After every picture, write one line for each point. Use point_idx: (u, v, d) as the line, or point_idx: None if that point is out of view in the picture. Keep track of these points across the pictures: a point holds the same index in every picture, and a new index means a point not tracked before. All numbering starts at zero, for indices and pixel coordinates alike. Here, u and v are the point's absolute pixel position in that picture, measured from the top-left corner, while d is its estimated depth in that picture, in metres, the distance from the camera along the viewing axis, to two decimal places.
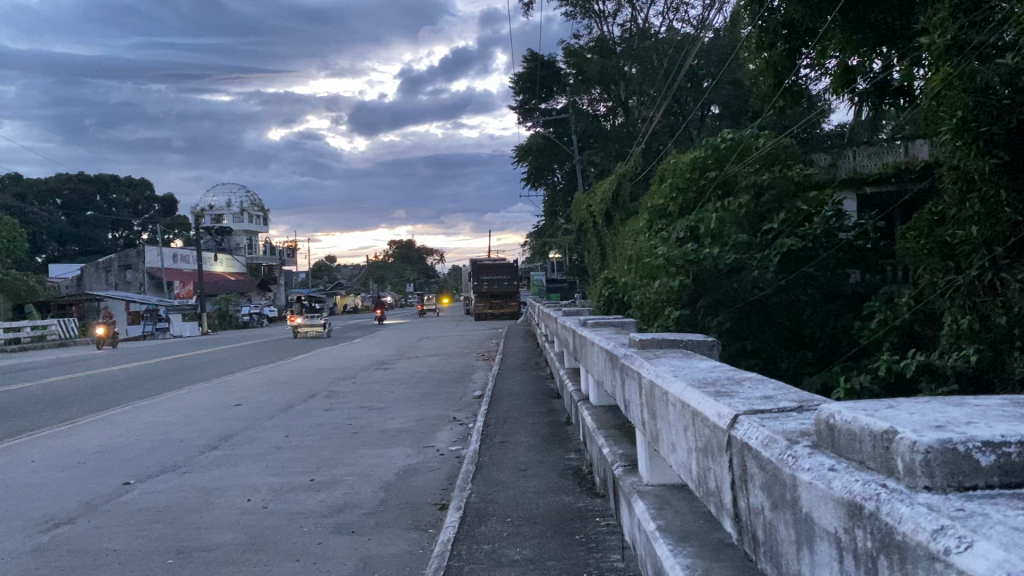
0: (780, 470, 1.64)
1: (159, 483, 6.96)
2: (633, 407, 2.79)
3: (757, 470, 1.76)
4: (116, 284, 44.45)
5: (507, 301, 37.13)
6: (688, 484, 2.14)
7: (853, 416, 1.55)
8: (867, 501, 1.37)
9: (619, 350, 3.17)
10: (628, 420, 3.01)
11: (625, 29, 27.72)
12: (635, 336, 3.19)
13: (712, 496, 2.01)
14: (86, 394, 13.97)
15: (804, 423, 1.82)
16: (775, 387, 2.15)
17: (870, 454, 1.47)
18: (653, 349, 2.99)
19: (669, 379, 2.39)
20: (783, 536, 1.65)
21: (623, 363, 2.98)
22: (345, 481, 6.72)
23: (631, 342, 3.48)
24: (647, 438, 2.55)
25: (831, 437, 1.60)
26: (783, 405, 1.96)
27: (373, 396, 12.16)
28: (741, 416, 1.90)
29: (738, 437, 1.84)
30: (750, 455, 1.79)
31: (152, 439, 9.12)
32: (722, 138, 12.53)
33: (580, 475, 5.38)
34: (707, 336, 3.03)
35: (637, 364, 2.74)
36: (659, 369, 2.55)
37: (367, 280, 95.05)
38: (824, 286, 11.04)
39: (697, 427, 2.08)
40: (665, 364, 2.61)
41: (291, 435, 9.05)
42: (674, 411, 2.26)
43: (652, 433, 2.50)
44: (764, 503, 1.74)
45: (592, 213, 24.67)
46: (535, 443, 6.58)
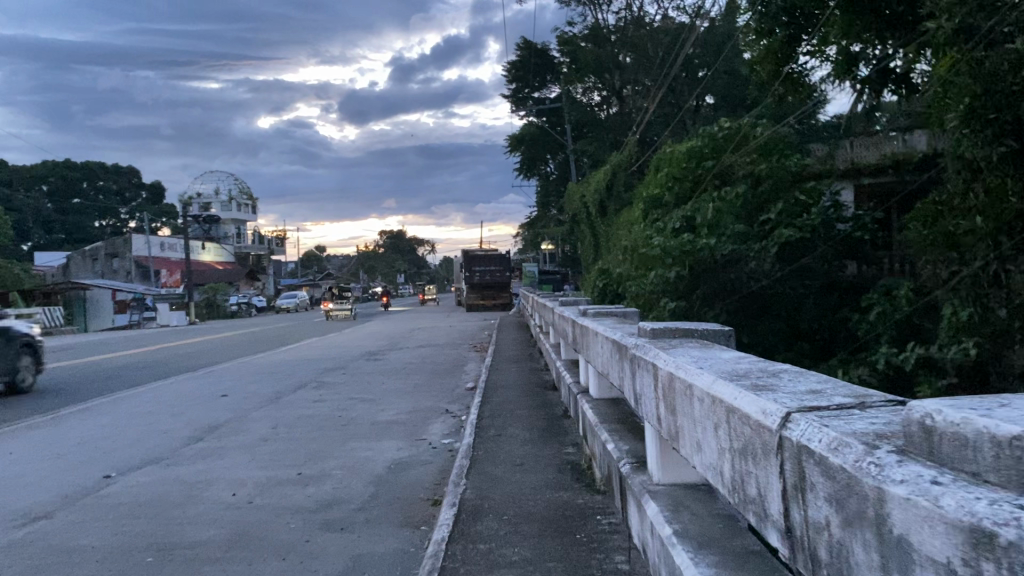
0: (857, 481, 1.44)
1: (141, 475, 6.73)
2: (648, 401, 2.57)
3: (823, 478, 1.54)
4: (104, 273, 44.06)
5: (499, 293, 36.92)
6: (721, 488, 1.95)
7: (958, 416, 1.33)
8: (1000, 527, 1.14)
9: (627, 340, 2.97)
10: (637, 413, 2.81)
11: (620, 18, 27.47)
12: (643, 325, 2.99)
13: (754, 504, 1.82)
14: (70, 384, 13.73)
15: (874, 422, 1.61)
16: (817, 381, 1.95)
17: (989, 464, 1.25)
18: (665, 338, 2.78)
19: (694, 372, 2.19)
20: (858, 557, 1.45)
21: (633, 354, 2.78)
22: (334, 475, 6.51)
23: (637, 332, 3.28)
24: (665, 435, 2.35)
25: (927, 442, 1.39)
26: (840, 402, 1.75)
27: (363, 387, 11.93)
28: (795, 415, 1.69)
29: (795, 439, 1.63)
30: (813, 461, 1.57)
31: (136, 430, 8.90)
32: (719, 127, 12.24)
33: (579, 469, 5.19)
34: (722, 324, 2.84)
35: (650, 354, 2.54)
36: (678, 360, 2.35)
37: (358, 271, 94.61)
38: (823, 278, 10.83)
39: (734, 425, 1.88)
40: (685, 354, 2.41)
41: (278, 427, 8.83)
42: (702, 406, 2.06)
43: (671, 429, 2.30)
44: (831, 516, 1.52)
45: (586, 203, 24.42)
46: (530, 436, 6.40)
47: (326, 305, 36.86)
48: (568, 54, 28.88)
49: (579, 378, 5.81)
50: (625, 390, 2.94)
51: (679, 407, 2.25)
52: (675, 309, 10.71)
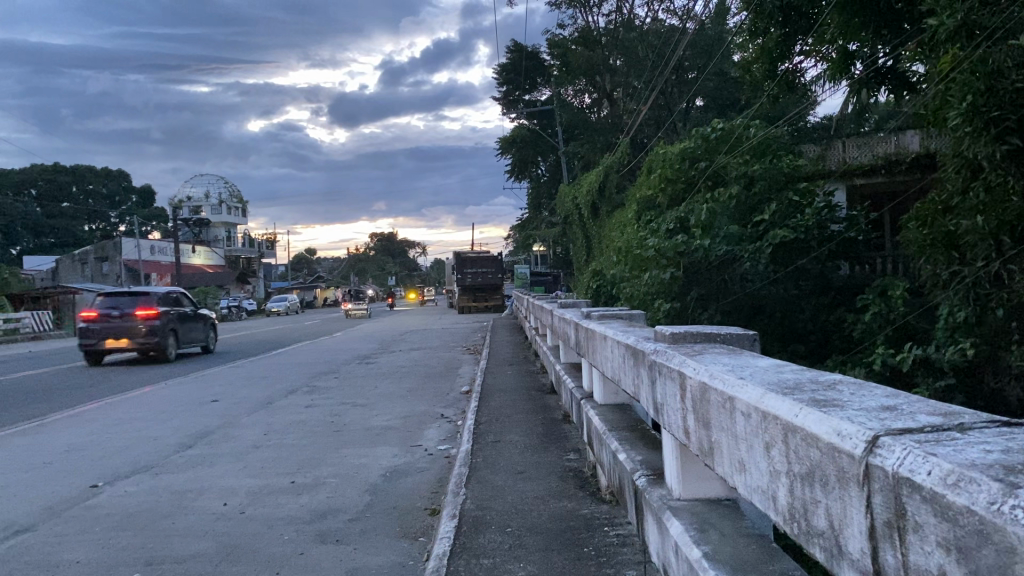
0: (993, 528, 1.16)
1: (128, 485, 6.52)
2: (672, 413, 2.41)
3: (933, 518, 1.28)
4: (93, 277, 43.73)
5: (491, 295, 36.77)
6: (779, 515, 1.75)
7: None
8: None
9: (645, 347, 2.78)
10: (660, 428, 2.61)
11: (611, 20, 27.36)
12: (664, 330, 2.80)
13: (823, 537, 1.60)
14: (58, 389, 13.52)
15: (986, 449, 1.35)
16: (884, 397, 1.75)
17: None
18: (687, 344, 2.62)
19: (743, 387, 1.95)
20: None
21: (654, 360, 2.60)
22: (328, 483, 6.32)
23: (653, 337, 3.12)
24: (701, 451, 2.16)
25: None
26: (930, 422, 1.52)
27: (356, 392, 11.73)
28: (885, 439, 1.44)
29: (889, 467, 1.38)
30: (917, 496, 1.31)
31: (125, 437, 8.70)
32: (712, 128, 12.06)
33: (582, 478, 5.02)
34: (747, 329, 2.67)
35: (679, 362, 2.36)
36: (718, 372, 2.13)
37: (349, 273, 94.18)
38: (815, 278, 10.78)
39: (799, 446, 1.66)
40: (721, 365, 2.20)
41: (270, 433, 8.63)
42: (752, 423, 1.86)
43: (709, 445, 2.11)
44: (944, 565, 1.26)
45: (577, 205, 24.28)
46: (530, 443, 6.20)
47: (348, 304, 39.79)
48: (558, 56, 28.76)
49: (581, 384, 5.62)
50: (647, 403, 2.74)
51: (724, 425, 2.03)
52: (669, 311, 10.63)
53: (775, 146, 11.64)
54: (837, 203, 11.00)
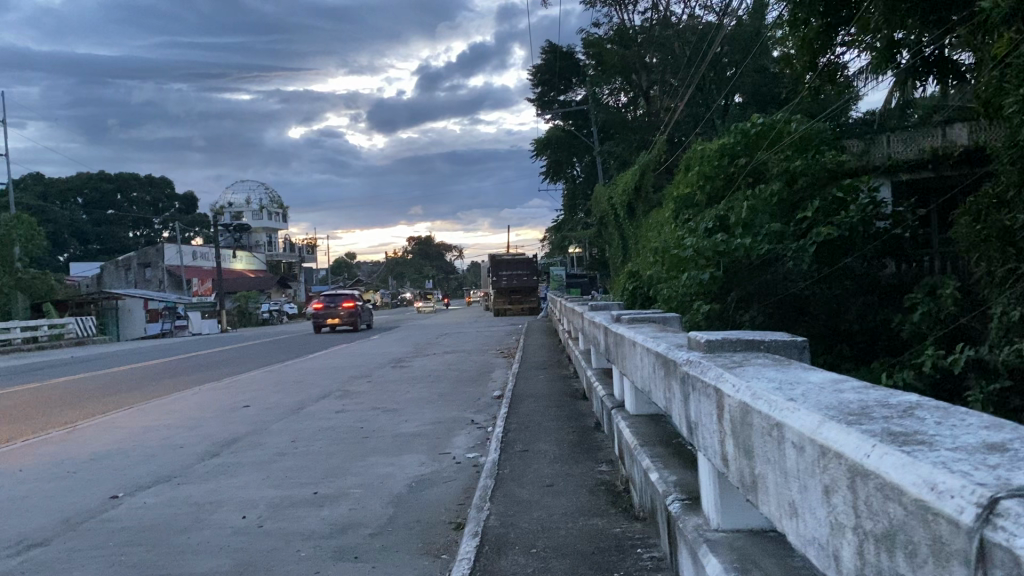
0: None
1: (149, 496, 6.36)
2: (707, 434, 2.11)
3: None
4: (136, 282, 44.38)
5: (526, 297, 36.45)
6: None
7: None
8: None
9: (677, 355, 2.46)
10: (694, 450, 2.31)
11: (647, 18, 26.97)
12: (697, 337, 2.48)
13: None
14: (92, 394, 13.55)
15: None
16: (984, 431, 1.42)
17: None
18: (726, 353, 2.31)
19: (797, 412, 1.63)
20: None
21: (687, 373, 2.28)
22: (352, 494, 6.08)
23: (686, 343, 2.81)
24: (747, 488, 1.84)
25: None
26: None
27: (387, 396, 11.53)
28: (1007, 502, 1.12)
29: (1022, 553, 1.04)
30: None
31: (151, 445, 8.57)
32: (752, 123, 11.58)
33: (615, 492, 4.71)
34: (791, 336, 2.36)
35: (717, 376, 2.05)
36: (763, 390, 1.82)
37: (387, 276, 94.67)
38: (860, 278, 10.36)
39: (879, 500, 1.33)
40: (766, 381, 1.88)
41: (297, 440, 8.45)
42: (813, 459, 1.53)
43: (757, 477, 1.79)
44: None
45: (613, 205, 23.86)
46: (560, 453, 5.90)
47: None
48: (593, 56, 28.42)
49: (611, 391, 5.31)
50: (679, 420, 2.43)
51: (771, 456, 1.72)
52: (708, 312, 10.32)
53: (818, 141, 11.15)
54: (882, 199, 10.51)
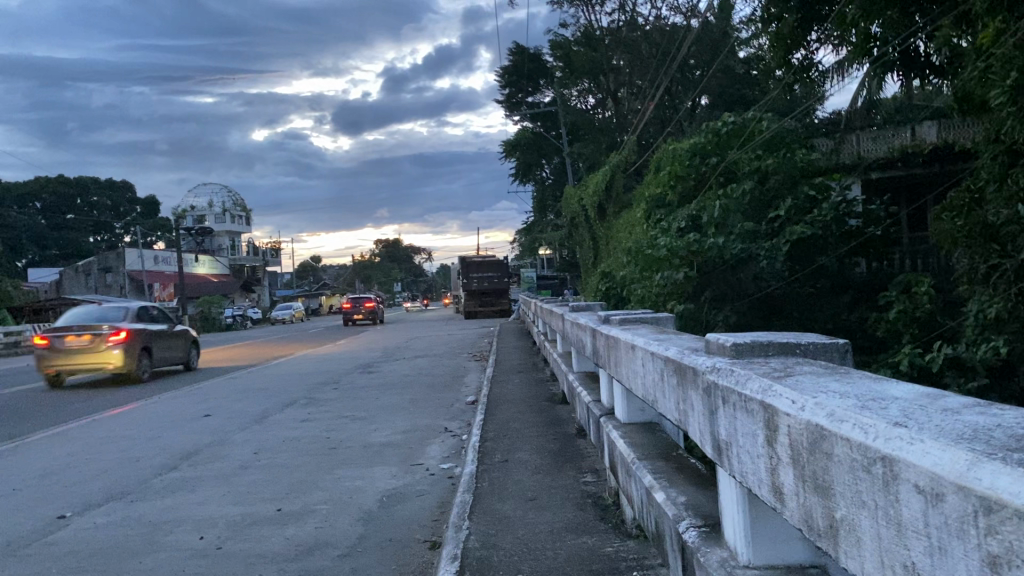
0: None
1: (100, 515, 5.92)
2: (750, 454, 1.91)
3: None
4: (97, 288, 43.35)
5: (497, 299, 35.98)
6: None
7: None
8: None
9: (698, 365, 2.25)
10: (720, 469, 2.13)
11: (614, 19, 26.77)
12: (719, 340, 2.31)
13: None
14: (48, 404, 12.97)
15: None
16: None
17: None
18: (756, 357, 2.15)
19: (921, 446, 1.32)
20: None
21: (716, 381, 2.10)
22: (318, 511, 5.69)
23: (697, 347, 2.58)
24: (835, 530, 1.56)
25: None
26: None
27: (356, 403, 11.12)
28: None
29: None
30: None
31: (106, 458, 8.10)
32: (723, 122, 11.33)
33: (603, 506, 4.40)
34: (826, 339, 2.19)
35: (774, 394, 1.80)
36: (845, 412, 1.57)
37: (354, 280, 93.59)
38: (832, 275, 10.32)
39: None
40: (840, 400, 1.64)
41: (261, 452, 8.03)
42: (963, 510, 1.20)
43: (853, 521, 1.49)
44: None
45: (584, 206, 23.54)
46: (542, 462, 5.58)
47: (361, 310, 40.10)
48: (560, 57, 28.12)
49: (597, 397, 5.00)
50: (702, 433, 2.23)
51: (879, 503, 1.41)
52: (683, 313, 9.82)
53: (788, 139, 10.96)
54: (854, 197, 10.37)
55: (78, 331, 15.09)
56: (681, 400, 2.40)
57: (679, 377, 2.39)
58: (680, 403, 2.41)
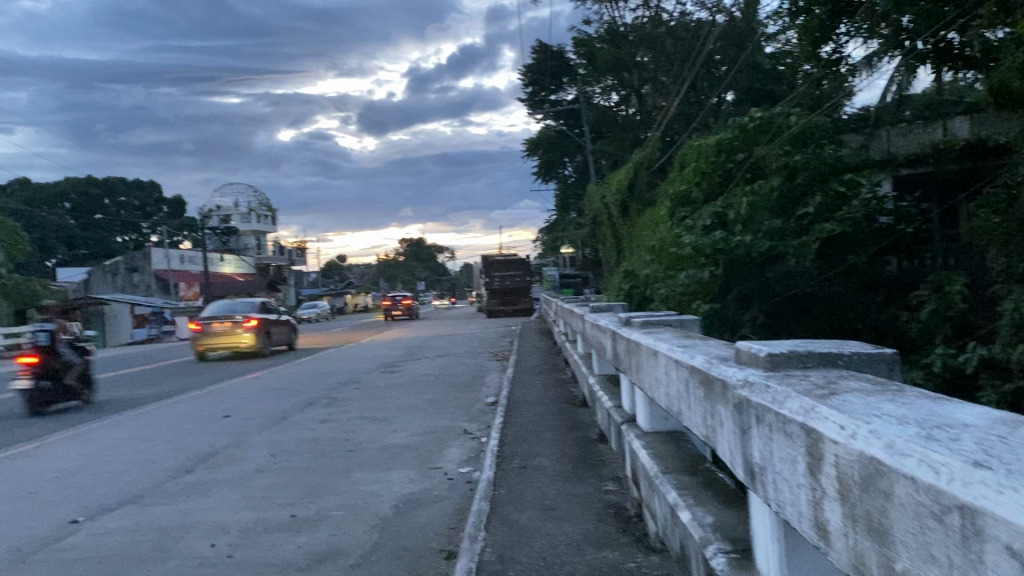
0: None
1: (112, 520, 5.82)
2: (791, 482, 1.73)
3: None
4: (124, 287, 43.76)
5: (519, 298, 35.79)
6: None
7: None
8: None
9: (728, 378, 2.09)
10: (752, 494, 1.97)
11: (638, 16, 26.48)
12: (753, 350, 2.14)
13: None
14: (70, 403, 12.98)
15: None
16: None
17: None
18: (794, 371, 1.99)
19: (1009, 497, 1.12)
20: None
21: (750, 397, 1.93)
22: (333, 517, 5.55)
23: (727, 355, 2.40)
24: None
25: None
26: None
27: (375, 404, 11.00)
28: None
29: None
30: None
31: (122, 460, 8.03)
32: (749, 117, 11.02)
33: (625, 516, 4.22)
34: (870, 349, 2.03)
35: (819, 418, 1.62)
36: (907, 445, 1.38)
37: (378, 278, 93.82)
38: (862, 274, 10.05)
39: None
40: (900, 429, 1.45)
41: (278, 454, 7.92)
42: None
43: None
44: None
45: (607, 204, 23.28)
46: (562, 468, 5.41)
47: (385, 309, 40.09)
48: (583, 54, 27.84)
49: (619, 402, 4.82)
50: (732, 454, 2.07)
51: (953, 560, 1.21)
52: (709, 313, 9.78)
53: (817, 134, 10.66)
54: (885, 193, 10.08)
55: (221, 318, 19.14)
56: (709, 415, 2.23)
57: (709, 390, 2.22)
58: (708, 417, 2.24)
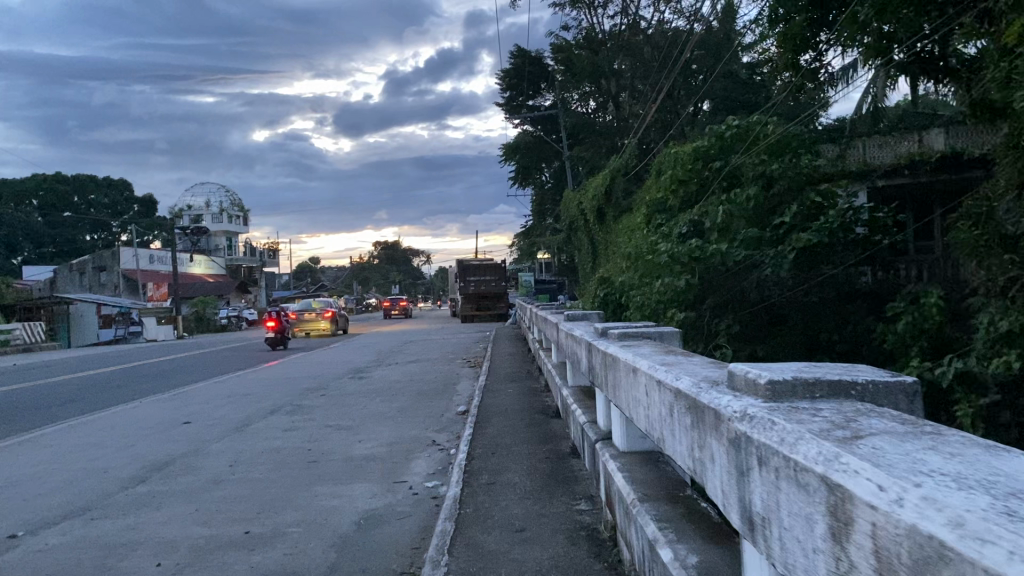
0: None
1: (52, 536, 5.45)
2: (808, 540, 1.51)
3: None
4: (91, 286, 42.93)
5: (495, 303, 35.54)
6: None
7: None
8: None
9: (723, 406, 1.92)
10: (751, 545, 1.80)
11: (616, 23, 26.45)
12: (751, 376, 1.99)
13: None
14: (25, 406, 12.52)
15: None
16: None
17: None
18: (801, 403, 1.84)
19: None
20: None
21: (752, 436, 1.74)
22: (288, 536, 5.23)
23: (716, 377, 2.24)
24: None
25: None
26: None
27: (343, 411, 10.67)
28: None
29: None
30: None
31: (71, 468, 7.64)
32: (727, 124, 10.80)
33: (598, 541, 3.96)
34: (888, 374, 1.90)
35: (847, 472, 1.41)
36: (981, 524, 1.13)
37: (352, 281, 93.07)
38: (839, 284, 9.91)
39: None
40: (962, 495, 1.22)
41: (237, 464, 7.57)
42: None
43: None
44: None
45: (583, 210, 23.10)
46: (532, 486, 5.13)
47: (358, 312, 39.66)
48: (562, 60, 27.71)
49: (592, 417, 4.57)
50: (727, 496, 1.89)
51: None
52: (684, 320, 9.51)
53: (795, 143, 10.46)
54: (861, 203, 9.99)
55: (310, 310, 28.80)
56: (696, 445, 2.08)
57: (694, 417, 2.09)
58: (695, 448, 2.08)
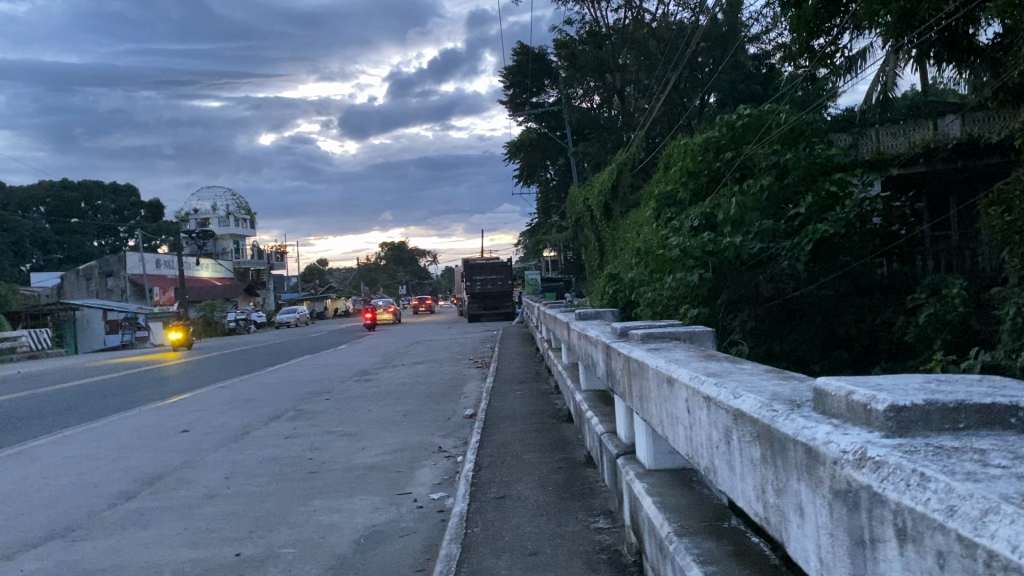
0: None
1: (30, 561, 5.07)
2: None
3: None
4: (98, 293, 42.74)
5: (502, 302, 35.15)
6: None
7: None
8: None
9: (828, 445, 1.55)
10: None
11: (620, 17, 26.00)
12: (857, 400, 1.64)
13: None
14: (21, 416, 12.18)
15: None
16: None
17: None
18: (937, 438, 1.47)
19: None
20: None
21: (896, 498, 1.33)
22: (283, 557, 4.83)
23: (796, 400, 1.88)
24: None
25: None
26: None
27: (346, 417, 10.29)
28: None
29: None
30: None
31: (61, 483, 7.28)
32: (739, 114, 10.13)
33: (620, 565, 3.57)
34: None
35: None
36: None
37: (360, 282, 92.74)
38: (857, 277, 9.45)
39: None
40: None
41: (233, 475, 7.20)
42: None
43: None
44: None
45: (589, 206, 22.66)
46: (546, 500, 4.73)
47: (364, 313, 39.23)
48: (565, 56, 27.27)
49: (608, 426, 4.18)
50: (840, 562, 1.51)
51: None
52: (698, 316, 8.93)
53: (809, 132, 10.01)
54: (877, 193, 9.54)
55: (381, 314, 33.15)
56: (772, 486, 1.77)
57: (775, 451, 1.75)
58: (769, 490, 1.79)
